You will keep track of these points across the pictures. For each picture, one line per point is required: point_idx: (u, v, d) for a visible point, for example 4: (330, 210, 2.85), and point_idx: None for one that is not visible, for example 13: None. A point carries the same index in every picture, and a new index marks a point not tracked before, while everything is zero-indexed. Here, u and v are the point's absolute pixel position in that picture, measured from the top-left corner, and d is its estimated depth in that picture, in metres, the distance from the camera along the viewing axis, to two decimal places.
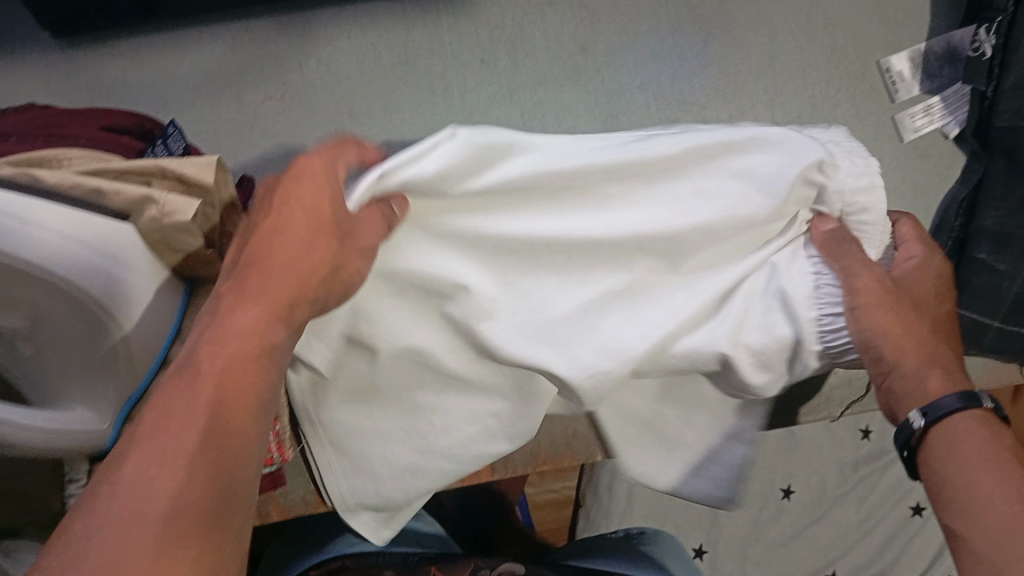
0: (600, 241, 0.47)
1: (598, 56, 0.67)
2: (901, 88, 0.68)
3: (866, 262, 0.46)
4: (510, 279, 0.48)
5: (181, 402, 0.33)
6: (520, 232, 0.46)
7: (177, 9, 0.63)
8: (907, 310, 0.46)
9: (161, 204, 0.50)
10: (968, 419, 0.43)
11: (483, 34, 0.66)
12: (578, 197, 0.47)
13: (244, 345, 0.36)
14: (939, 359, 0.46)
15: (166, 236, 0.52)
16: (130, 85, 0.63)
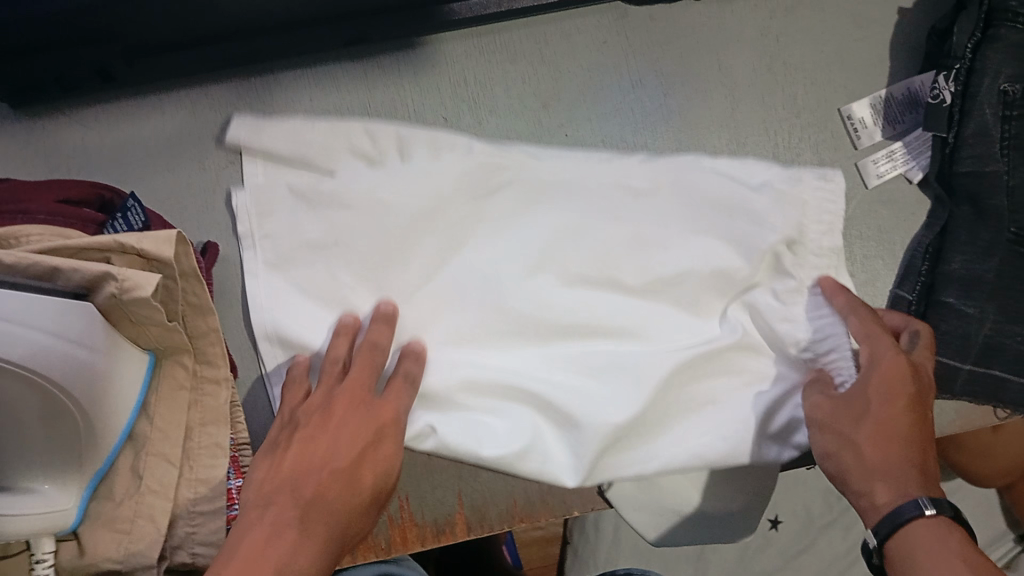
0: (593, 277, 0.63)
1: (561, 111, 0.68)
2: (864, 134, 0.69)
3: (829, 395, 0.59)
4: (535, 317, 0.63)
5: (278, 538, 0.46)
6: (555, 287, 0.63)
7: (138, 77, 0.63)
8: (870, 422, 0.56)
9: (119, 279, 0.50)
10: (930, 528, 0.51)
11: (446, 94, 0.67)
12: (583, 246, 0.64)
13: (307, 523, 0.48)
14: (886, 465, 0.55)
15: (125, 308, 0.51)
16: (93, 154, 0.64)
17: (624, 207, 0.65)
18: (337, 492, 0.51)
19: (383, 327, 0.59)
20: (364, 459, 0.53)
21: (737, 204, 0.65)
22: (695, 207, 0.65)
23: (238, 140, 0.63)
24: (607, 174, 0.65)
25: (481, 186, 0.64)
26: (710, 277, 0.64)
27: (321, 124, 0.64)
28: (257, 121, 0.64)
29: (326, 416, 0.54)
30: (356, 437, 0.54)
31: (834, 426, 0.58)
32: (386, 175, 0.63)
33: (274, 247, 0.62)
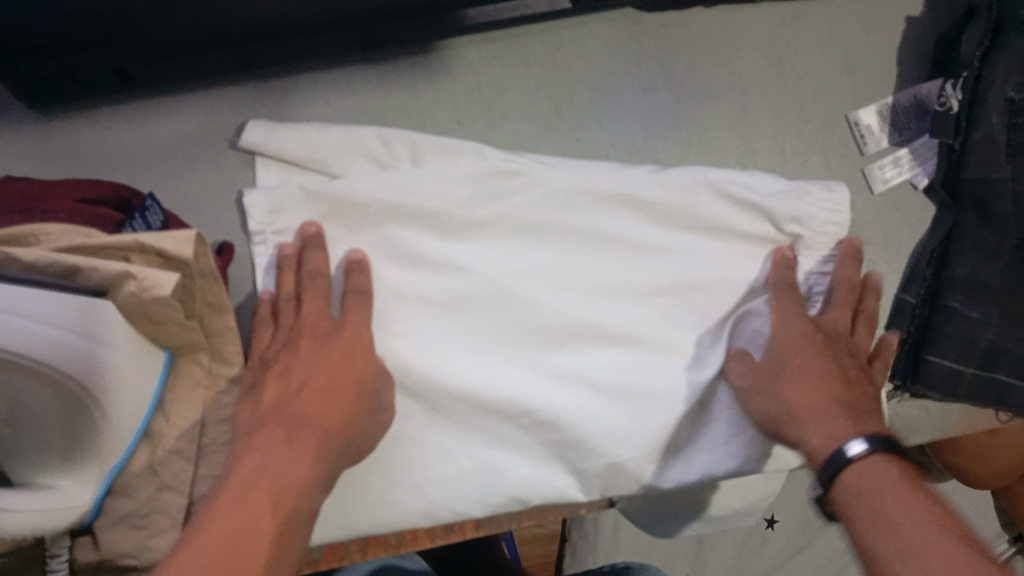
0: (603, 275, 0.64)
1: (573, 114, 0.68)
2: (870, 140, 0.70)
3: (744, 358, 0.63)
4: (541, 304, 0.63)
5: (286, 454, 0.52)
6: (563, 272, 0.64)
7: (153, 76, 0.63)
8: (796, 379, 0.61)
9: (139, 278, 0.50)
10: (871, 459, 0.54)
11: (459, 93, 0.67)
12: (578, 236, 0.64)
13: (298, 445, 0.53)
14: (815, 412, 0.60)
15: (144, 308, 0.52)
16: (109, 154, 0.64)
17: (636, 198, 0.63)
18: (324, 410, 0.56)
19: (322, 256, 0.60)
20: (341, 379, 0.57)
21: (740, 217, 0.65)
22: (699, 207, 0.64)
23: (252, 143, 0.63)
24: (607, 183, 0.63)
25: (486, 193, 0.63)
26: (709, 289, 0.65)
27: (334, 130, 0.63)
28: (269, 125, 0.63)
29: (302, 347, 0.58)
30: (330, 362, 0.57)
31: (765, 390, 0.62)
32: (392, 178, 0.62)
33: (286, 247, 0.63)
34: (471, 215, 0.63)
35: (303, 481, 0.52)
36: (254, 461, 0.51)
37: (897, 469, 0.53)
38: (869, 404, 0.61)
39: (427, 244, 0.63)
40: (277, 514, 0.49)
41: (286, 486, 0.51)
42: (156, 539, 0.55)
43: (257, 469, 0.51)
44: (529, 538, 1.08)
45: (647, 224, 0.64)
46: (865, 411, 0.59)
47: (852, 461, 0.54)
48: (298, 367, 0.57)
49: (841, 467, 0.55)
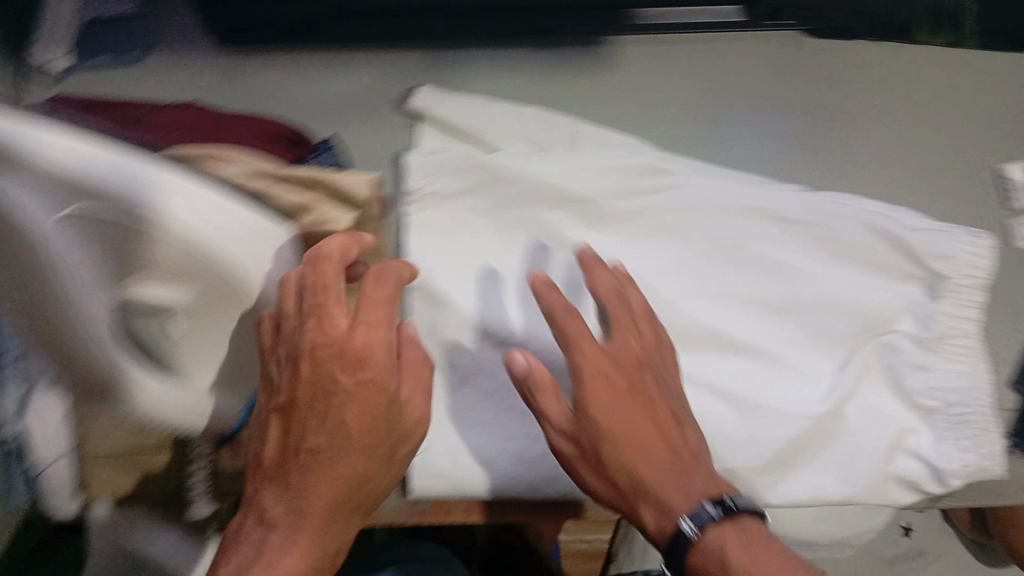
0: (743, 287, 0.64)
1: (724, 123, 0.70)
2: (1016, 195, 0.69)
3: (558, 398, 0.51)
4: (678, 301, 0.63)
5: (293, 554, 0.44)
6: (706, 277, 0.64)
7: (340, 29, 0.67)
8: (586, 421, 0.49)
9: (313, 212, 0.54)
10: (725, 532, 0.45)
11: (621, 89, 0.70)
12: (724, 249, 0.64)
13: (305, 524, 0.45)
14: (655, 493, 0.48)
15: (308, 241, 0.55)
16: (279, 95, 0.67)
17: (782, 214, 0.65)
18: (325, 492, 0.45)
19: (331, 275, 0.47)
20: (351, 451, 0.45)
21: (888, 253, 0.65)
22: (843, 225, 0.66)
23: (420, 107, 0.66)
24: (757, 193, 0.66)
25: (636, 185, 0.66)
26: (858, 319, 0.64)
27: (497, 108, 0.67)
28: (441, 93, 0.67)
29: (303, 389, 0.46)
30: (336, 422, 0.45)
31: (577, 457, 0.51)
32: (550, 159, 0.66)
33: (433, 213, 0.63)
34: (619, 203, 0.65)
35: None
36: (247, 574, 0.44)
37: (740, 539, 0.45)
38: (689, 433, 0.51)
39: (572, 228, 0.64)
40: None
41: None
42: None
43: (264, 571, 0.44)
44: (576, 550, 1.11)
45: (796, 239, 0.65)
46: (683, 449, 0.50)
47: (691, 543, 0.46)
48: (304, 411, 0.46)
49: (684, 552, 0.46)
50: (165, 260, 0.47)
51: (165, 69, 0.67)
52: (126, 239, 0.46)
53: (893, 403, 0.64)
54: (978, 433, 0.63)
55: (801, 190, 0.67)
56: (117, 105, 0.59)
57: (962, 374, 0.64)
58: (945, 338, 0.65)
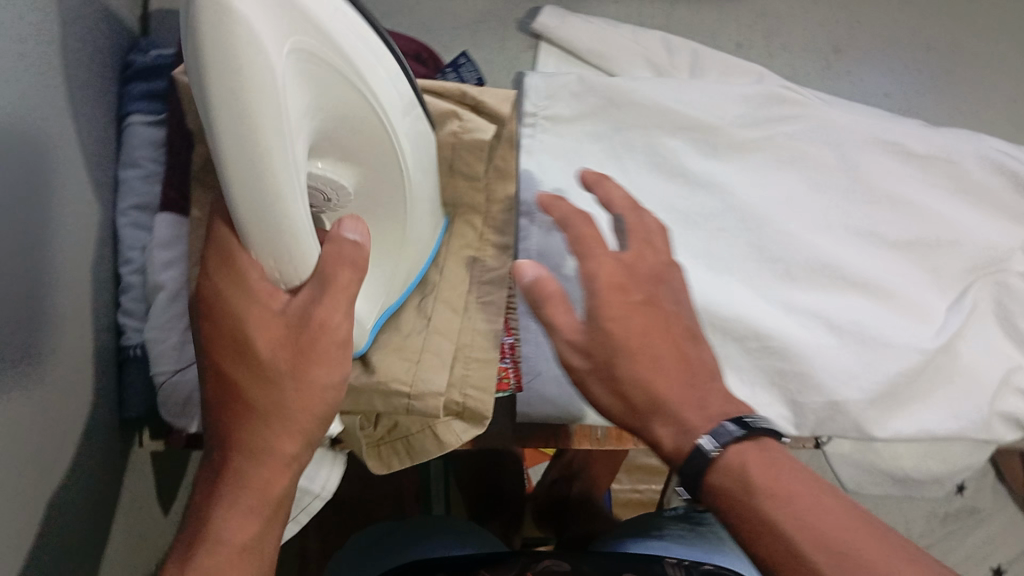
0: (851, 223, 0.65)
1: (849, 60, 0.68)
2: None
3: (564, 312, 0.41)
4: (791, 231, 0.63)
5: (230, 510, 0.41)
6: (817, 207, 0.65)
7: None
8: (609, 336, 0.40)
9: (461, 120, 0.54)
10: (750, 452, 0.38)
11: (749, 17, 0.70)
12: (842, 179, 0.65)
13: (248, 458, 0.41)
14: (684, 405, 0.40)
15: (453, 154, 0.55)
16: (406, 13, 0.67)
17: (903, 144, 0.65)
18: (257, 439, 0.41)
19: (230, 278, 0.41)
20: (263, 398, 0.41)
21: (1010, 196, 0.65)
22: (960, 154, 0.65)
23: (546, 26, 0.66)
24: (885, 127, 0.65)
25: (764, 114, 0.65)
26: (975, 258, 0.65)
27: (624, 32, 0.66)
28: (564, 12, 0.66)
29: (214, 384, 0.42)
30: (256, 391, 0.41)
31: (589, 372, 0.41)
32: (675, 88, 0.65)
33: (557, 135, 0.65)
34: (739, 130, 0.65)
35: (257, 538, 0.41)
36: (188, 564, 0.40)
37: (765, 460, 0.38)
38: (706, 355, 0.43)
39: (687, 157, 0.65)
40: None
41: (249, 554, 0.41)
42: (425, 371, 0.54)
43: (208, 538, 0.40)
44: (630, 499, 1.13)
45: (914, 168, 0.65)
46: (710, 370, 0.42)
47: (710, 463, 0.38)
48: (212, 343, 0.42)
49: (699, 472, 0.38)
50: (348, 117, 0.41)
51: None
52: (326, 64, 0.37)
53: (1004, 344, 0.64)
54: None
55: (923, 122, 0.66)
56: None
57: None
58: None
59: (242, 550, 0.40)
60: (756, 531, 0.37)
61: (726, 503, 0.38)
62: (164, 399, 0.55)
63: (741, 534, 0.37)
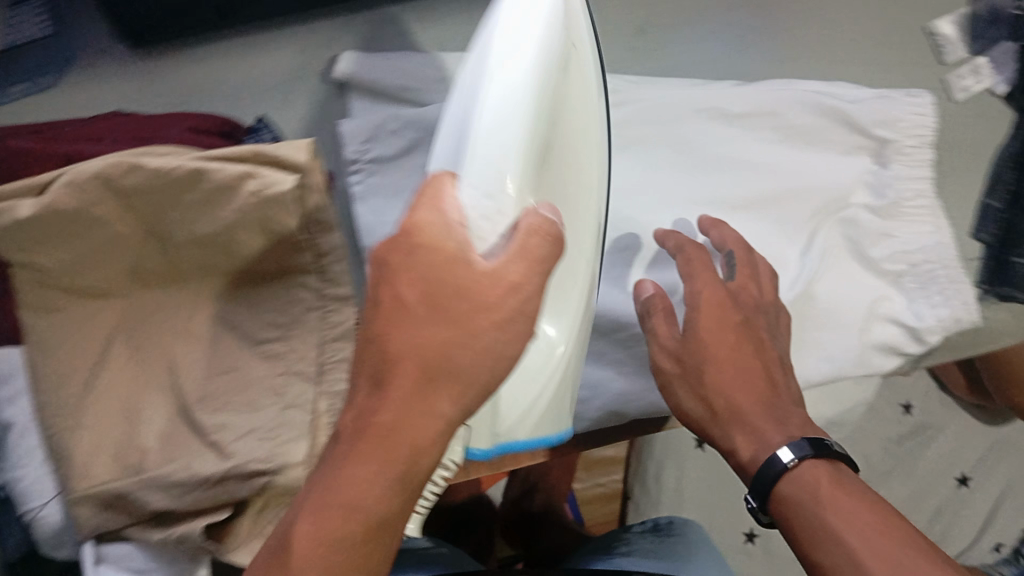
0: (691, 196, 0.64)
1: (653, 37, 0.67)
2: (949, 50, 0.69)
3: (668, 334, 0.56)
4: (632, 218, 0.63)
5: (358, 458, 0.35)
6: (654, 186, 0.64)
7: (252, 12, 0.64)
8: (714, 350, 0.53)
9: (258, 178, 0.54)
10: (813, 470, 0.49)
11: None
12: (671, 155, 0.64)
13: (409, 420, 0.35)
14: (753, 419, 0.52)
15: (262, 213, 0.55)
16: (204, 91, 0.64)
17: (722, 105, 0.65)
18: (414, 392, 0.35)
19: (429, 212, 0.36)
20: (422, 337, 0.34)
21: (833, 130, 0.65)
22: (778, 99, 0.65)
23: (348, 73, 0.64)
24: (696, 94, 0.65)
25: None
26: (812, 195, 0.65)
27: (423, 60, 0.65)
28: (362, 55, 0.65)
29: (376, 322, 0.35)
30: (403, 342, 0.35)
31: (678, 378, 0.55)
32: None
33: (386, 176, 0.64)
34: None
35: (389, 509, 0.36)
36: (314, 521, 0.35)
37: (831, 479, 0.48)
38: (792, 383, 0.56)
39: None
40: (379, 559, 0.37)
41: (378, 525, 0.36)
42: (283, 446, 0.55)
43: (329, 498, 0.35)
44: (593, 496, 1.10)
45: (736, 127, 0.65)
46: (785, 391, 0.54)
47: (785, 469, 0.49)
48: (396, 277, 0.35)
49: (773, 476, 0.49)
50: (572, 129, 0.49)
51: (78, 85, 0.63)
52: (581, 82, 0.48)
53: (862, 274, 0.64)
54: (946, 288, 0.64)
55: (736, 80, 0.66)
56: (65, 123, 0.60)
57: (920, 240, 0.64)
58: (903, 204, 0.64)
59: (369, 522, 0.36)
60: (822, 538, 0.46)
61: (789, 505, 0.49)
62: (39, 535, 0.58)
63: (802, 534, 0.47)
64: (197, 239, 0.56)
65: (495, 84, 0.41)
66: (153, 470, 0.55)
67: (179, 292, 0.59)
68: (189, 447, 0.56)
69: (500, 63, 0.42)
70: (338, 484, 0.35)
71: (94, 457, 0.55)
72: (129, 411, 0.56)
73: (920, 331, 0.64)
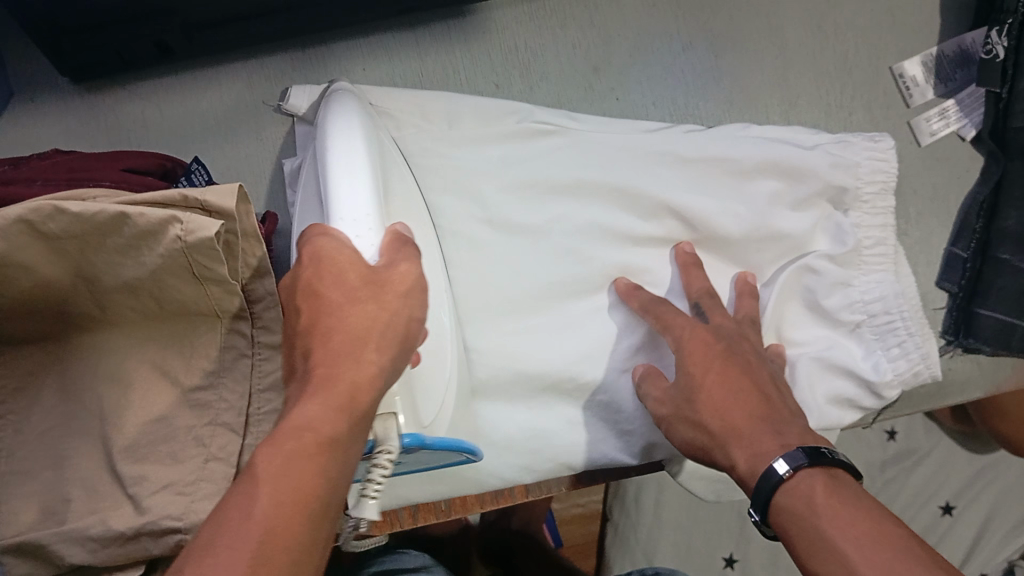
0: (637, 236, 0.63)
1: (610, 76, 0.69)
2: (915, 92, 0.71)
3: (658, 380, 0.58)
4: (536, 265, 0.61)
5: (310, 399, 0.37)
6: (600, 231, 0.62)
7: (193, 49, 0.63)
8: (713, 381, 0.54)
9: (183, 223, 0.46)
10: (809, 481, 0.47)
11: (497, 60, 0.68)
12: (619, 199, 0.63)
13: (352, 375, 0.38)
14: (744, 430, 0.51)
15: (189, 258, 0.47)
16: (150, 127, 0.65)
17: (679, 149, 0.64)
18: (352, 351, 0.38)
19: (327, 238, 0.41)
20: (360, 317, 0.39)
21: (796, 176, 0.64)
22: (741, 145, 0.64)
23: (299, 108, 0.63)
24: (653, 140, 0.64)
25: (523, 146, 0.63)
26: (767, 239, 0.64)
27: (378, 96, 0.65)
28: (312, 88, 0.63)
29: (309, 312, 0.40)
30: (333, 318, 0.39)
31: (675, 414, 0.55)
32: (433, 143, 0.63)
33: None
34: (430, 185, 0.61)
35: (340, 436, 0.37)
36: (265, 457, 0.36)
37: (829, 489, 0.46)
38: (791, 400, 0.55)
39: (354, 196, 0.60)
40: (328, 494, 0.37)
41: (332, 449, 0.37)
42: (201, 504, 0.50)
43: (283, 427, 0.36)
44: (570, 517, 1.04)
45: (693, 170, 0.64)
46: (783, 408, 0.53)
47: (779, 478, 0.47)
48: (322, 278, 0.40)
49: (771, 488, 0.47)
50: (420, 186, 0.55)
51: (25, 122, 0.64)
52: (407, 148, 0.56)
53: (814, 325, 0.64)
54: (905, 340, 0.64)
55: (691, 126, 0.66)
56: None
57: (880, 284, 0.64)
58: (863, 251, 0.64)
59: (323, 447, 0.37)
60: (831, 553, 0.43)
61: (790, 518, 0.47)
62: None
63: (806, 559, 0.45)
64: (124, 284, 0.49)
65: (344, 151, 0.47)
66: (73, 522, 0.47)
67: (108, 334, 0.51)
68: (108, 495, 0.48)
69: (339, 139, 0.48)
70: (292, 421, 0.36)
71: (22, 506, 0.47)
72: (54, 459, 0.49)
73: (877, 384, 0.63)
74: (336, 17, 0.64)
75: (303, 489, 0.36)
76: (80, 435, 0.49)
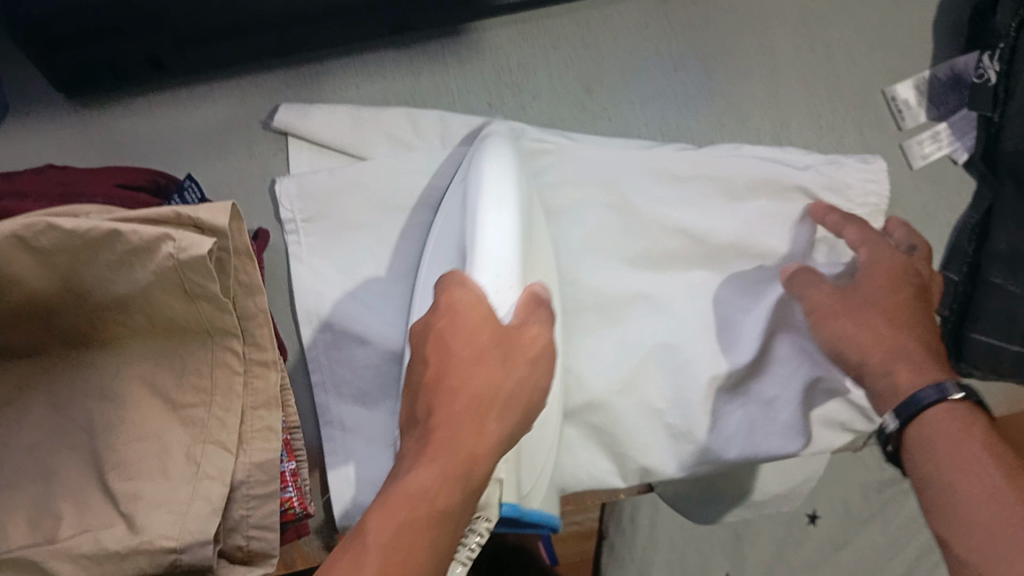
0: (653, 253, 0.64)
1: (603, 96, 0.70)
2: (908, 115, 0.71)
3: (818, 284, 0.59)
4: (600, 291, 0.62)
5: (423, 465, 0.38)
6: (630, 256, 0.63)
7: (187, 65, 0.64)
8: (906, 303, 0.57)
9: (176, 240, 0.46)
10: (943, 412, 0.51)
11: (491, 79, 0.69)
12: (634, 220, 0.64)
13: (470, 445, 0.39)
14: (908, 349, 0.54)
15: (181, 275, 0.47)
16: (145, 142, 0.65)
17: (663, 165, 0.64)
18: (471, 422, 0.40)
19: (461, 288, 0.44)
20: (481, 375, 0.41)
21: (787, 195, 0.64)
22: (722, 160, 0.64)
23: (285, 123, 0.65)
24: (640, 157, 0.65)
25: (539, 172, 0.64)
26: (750, 256, 0.64)
27: (366, 114, 0.65)
28: (303, 107, 0.65)
29: (429, 372, 0.42)
30: (459, 377, 0.41)
31: (837, 305, 0.57)
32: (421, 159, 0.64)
33: (320, 236, 0.63)
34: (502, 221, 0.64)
35: (451, 507, 0.38)
36: (387, 515, 0.37)
37: (956, 419, 0.51)
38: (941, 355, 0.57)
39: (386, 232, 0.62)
40: (441, 556, 0.38)
41: (443, 521, 0.38)
42: (194, 523, 0.48)
43: (398, 491, 0.38)
44: (565, 536, 1.03)
45: (684, 187, 0.64)
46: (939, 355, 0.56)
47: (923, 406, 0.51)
48: (457, 329, 0.42)
49: (918, 410, 0.51)
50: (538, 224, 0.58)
51: (21, 136, 0.64)
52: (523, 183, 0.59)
53: None
54: None
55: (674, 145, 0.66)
56: None
57: None
58: None
59: (437, 513, 0.38)
60: (968, 475, 0.48)
61: (923, 445, 0.51)
62: None
63: (943, 483, 0.49)
64: (116, 301, 0.49)
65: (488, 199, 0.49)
66: (63, 539, 0.46)
67: (101, 352, 0.52)
68: (95, 511, 0.48)
69: (486, 190, 0.50)
70: (406, 486, 0.38)
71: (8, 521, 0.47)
72: (41, 473, 0.49)
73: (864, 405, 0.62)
74: (332, 33, 0.64)
75: (419, 550, 0.37)
76: (69, 450, 0.50)
